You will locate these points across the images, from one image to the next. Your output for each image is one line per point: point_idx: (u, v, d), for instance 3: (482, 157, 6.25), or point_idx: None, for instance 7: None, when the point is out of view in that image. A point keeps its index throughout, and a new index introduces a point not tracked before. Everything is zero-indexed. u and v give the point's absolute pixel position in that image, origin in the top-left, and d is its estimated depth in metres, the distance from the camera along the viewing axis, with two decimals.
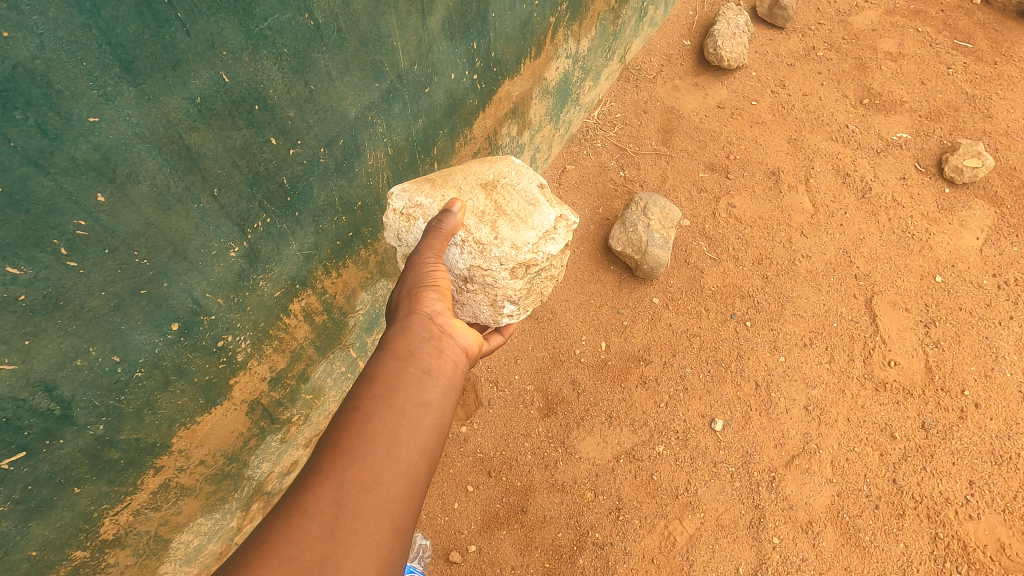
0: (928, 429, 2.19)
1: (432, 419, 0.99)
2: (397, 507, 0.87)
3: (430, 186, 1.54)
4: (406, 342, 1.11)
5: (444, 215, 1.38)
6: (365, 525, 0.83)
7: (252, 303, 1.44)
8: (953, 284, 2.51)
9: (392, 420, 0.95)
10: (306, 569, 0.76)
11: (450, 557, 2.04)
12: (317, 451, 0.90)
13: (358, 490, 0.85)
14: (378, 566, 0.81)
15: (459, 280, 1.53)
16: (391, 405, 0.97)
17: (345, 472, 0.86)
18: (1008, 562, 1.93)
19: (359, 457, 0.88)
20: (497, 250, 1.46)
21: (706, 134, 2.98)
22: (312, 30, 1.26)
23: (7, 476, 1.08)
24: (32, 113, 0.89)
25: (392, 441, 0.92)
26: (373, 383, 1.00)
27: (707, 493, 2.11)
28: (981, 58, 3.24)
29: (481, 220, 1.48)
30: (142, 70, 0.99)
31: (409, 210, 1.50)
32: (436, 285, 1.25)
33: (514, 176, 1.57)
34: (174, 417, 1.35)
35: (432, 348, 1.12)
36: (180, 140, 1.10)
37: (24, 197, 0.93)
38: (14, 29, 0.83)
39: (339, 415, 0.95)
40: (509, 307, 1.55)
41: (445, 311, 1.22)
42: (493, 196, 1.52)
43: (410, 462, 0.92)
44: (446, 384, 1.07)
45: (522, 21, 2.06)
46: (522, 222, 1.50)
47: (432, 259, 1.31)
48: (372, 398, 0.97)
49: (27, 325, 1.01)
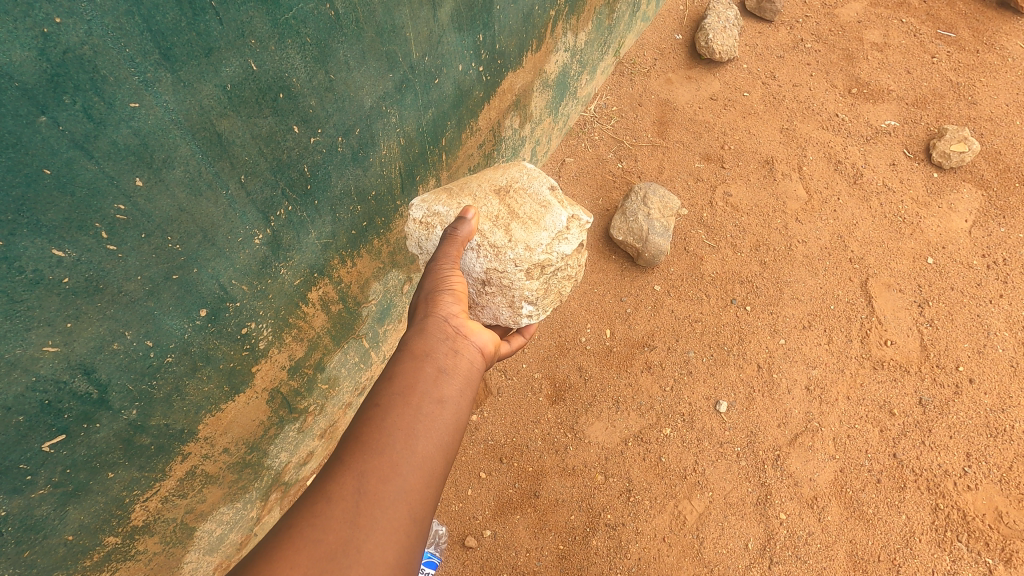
0: (926, 404, 2.26)
1: (449, 415, 1.01)
2: (416, 497, 0.88)
3: (447, 196, 1.61)
4: (424, 342, 1.14)
5: (460, 222, 1.43)
6: (385, 512, 0.83)
7: (274, 291, 1.47)
8: (945, 265, 2.59)
9: (409, 415, 0.96)
10: (329, 551, 0.77)
11: (466, 542, 2.06)
12: (341, 444, 0.92)
13: (378, 479, 0.86)
14: (397, 551, 0.82)
15: (478, 284, 1.56)
16: (408, 401, 0.98)
17: (365, 463, 0.87)
18: (1007, 529, 2.00)
19: (378, 450, 0.89)
20: (512, 252, 1.50)
21: (700, 126, 3.04)
22: (332, 20, 1.31)
23: (47, 458, 1.11)
24: (79, 98, 0.93)
25: (410, 434, 0.93)
26: (392, 381, 1.02)
27: (714, 472, 2.16)
28: (964, 47, 3.33)
29: (495, 224, 1.52)
30: (179, 58, 1.03)
31: (428, 219, 1.57)
32: (453, 288, 1.29)
33: (526, 180, 1.61)
34: (201, 404, 1.37)
35: (448, 348, 1.15)
36: (212, 127, 1.15)
37: (71, 181, 0.97)
38: (66, 15, 0.87)
39: (361, 411, 0.97)
40: (527, 308, 1.58)
41: (461, 312, 1.25)
42: (506, 201, 1.56)
43: (427, 455, 0.93)
44: (462, 382, 1.09)
45: (524, 14, 2.11)
46: (534, 224, 1.54)
47: (449, 263, 1.35)
48: (392, 395, 0.99)
49: (69, 309, 1.04)
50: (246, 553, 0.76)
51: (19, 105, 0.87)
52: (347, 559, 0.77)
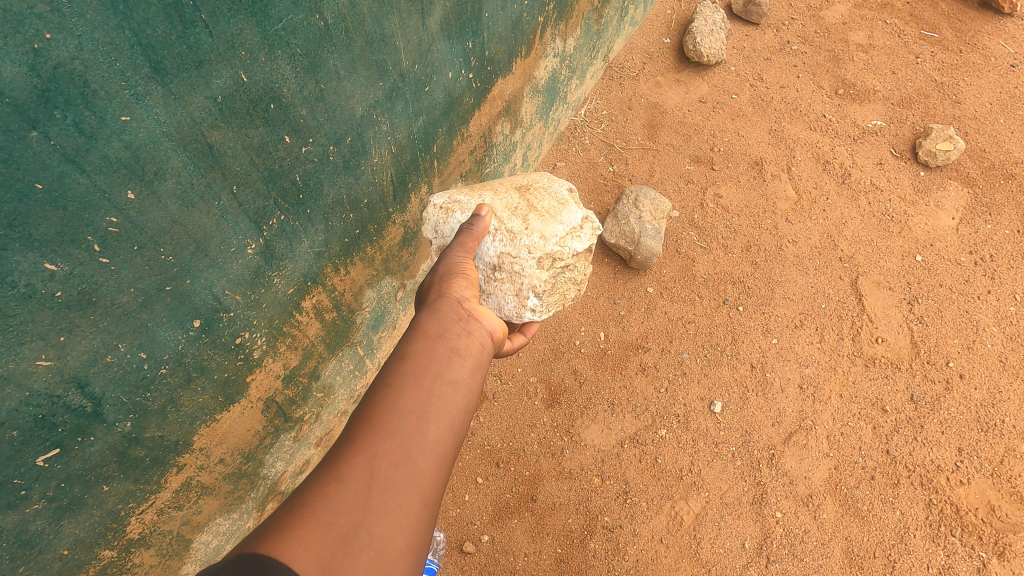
0: (917, 400, 2.28)
1: (460, 399, 1.01)
2: (426, 482, 0.88)
3: (470, 190, 1.69)
4: (436, 323, 1.14)
5: (475, 218, 1.50)
6: (397, 494, 0.83)
7: (268, 300, 1.47)
8: (933, 263, 2.61)
9: (421, 398, 0.96)
10: (341, 532, 0.76)
11: (464, 548, 2.06)
12: (352, 424, 0.91)
13: (390, 462, 0.86)
14: (408, 534, 0.82)
15: (487, 270, 1.55)
16: (421, 384, 0.98)
17: (378, 445, 0.87)
18: (999, 523, 2.02)
19: (391, 432, 0.89)
20: (526, 239, 1.52)
21: (690, 128, 3.07)
22: (322, 31, 1.31)
23: (41, 473, 1.10)
24: (70, 112, 0.93)
25: (421, 417, 0.94)
26: (404, 362, 1.02)
27: (710, 472, 2.17)
28: (947, 47, 3.38)
29: (512, 214, 1.57)
30: (170, 71, 1.04)
31: (449, 205, 1.64)
32: (465, 273, 1.30)
33: (547, 182, 1.67)
34: (196, 415, 1.37)
35: (461, 329, 1.15)
36: (202, 139, 1.15)
37: (62, 195, 0.97)
38: (56, 30, 0.88)
39: (373, 392, 0.97)
40: (533, 301, 1.54)
41: (471, 297, 1.26)
42: (526, 196, 1.62)
43: (439, 439, 0.93)
44: (473, 366, 1.10)
45: (513, 21, 2.12)
46: (551, 218, 1.58)
47: (461, 251, 1.38)
48: (404, 377, 0.99)
49: (62, 322, 1.04)
50: (258, 530, 0.74)
51: (9, 121, 0.87)
52: (359, 542, 0.76)
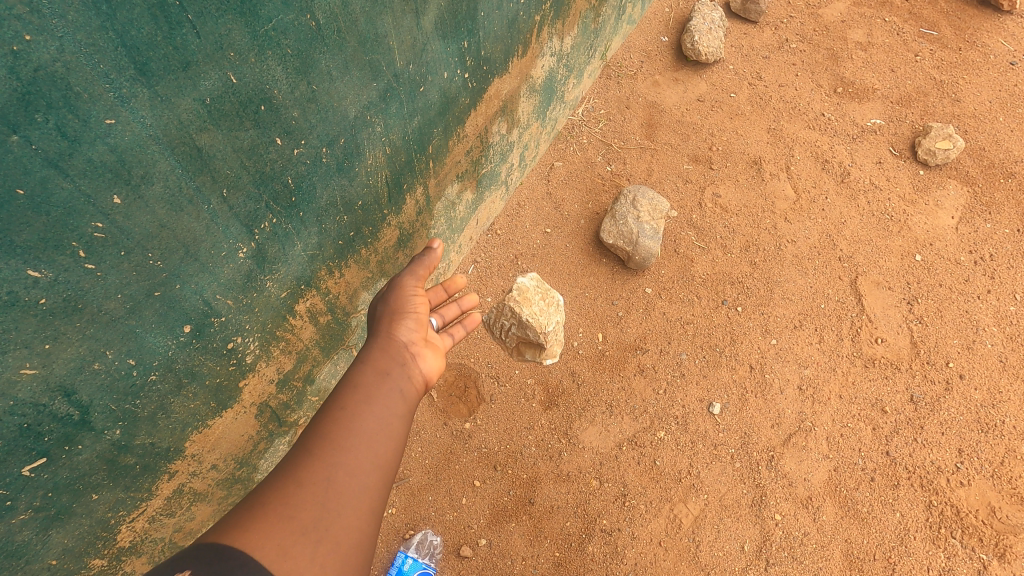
0: (917, 401, 2.27)
1: (405, 422, 1.04)
2: (373, 497, 0.91)
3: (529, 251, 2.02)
4: (388, 353, 1.15)
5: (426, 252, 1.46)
6: (347, 505, 0.87)
7: (260, 304, 1.45)
8: (933, 262, 2.60)
9: (370, 420, 0.99)
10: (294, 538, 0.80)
11: (461, 552, 2.04)
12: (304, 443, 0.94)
13: (342, 476, 0.90)
14: (355, 545, 0.85)
15: None
16: (371, 407, 1.01)
17: (329, 461, 0.90)
18: (999, 525, 2.01)
19: (340, 450, 0.93)
20: None
21: (688, 127, 3.05)
22: (314, 31, 1.29)
23: (28, 483, 1.08)
24: (52, 115, 0.91)
25: (370, 439, 0.97)
26: (356, 386, 1.05)
27: (708, 475, 2.15)
28: (946, 45, 3.36)
29: None
30: (156, 73, 1.02)
31: None
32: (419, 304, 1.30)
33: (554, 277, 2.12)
34: (187, 421, 1.35)
35: (411, 356, 1.17)
36: (191, 141, 1.13)
37: (45, 201, 0.95)
38: (36, 32, 0.85)
39: (325, 415, 0.99)
40: None
41: (423, 326, 1.26)
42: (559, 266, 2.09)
43: (385, 458, 0.96)
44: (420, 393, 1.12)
45: (509, 20, 2.10)
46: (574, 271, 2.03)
47: (414, 282, 1.36)
48: (355, 400, 1.01)
49: (47, 330, 1.02)
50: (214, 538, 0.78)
51: None
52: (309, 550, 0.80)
